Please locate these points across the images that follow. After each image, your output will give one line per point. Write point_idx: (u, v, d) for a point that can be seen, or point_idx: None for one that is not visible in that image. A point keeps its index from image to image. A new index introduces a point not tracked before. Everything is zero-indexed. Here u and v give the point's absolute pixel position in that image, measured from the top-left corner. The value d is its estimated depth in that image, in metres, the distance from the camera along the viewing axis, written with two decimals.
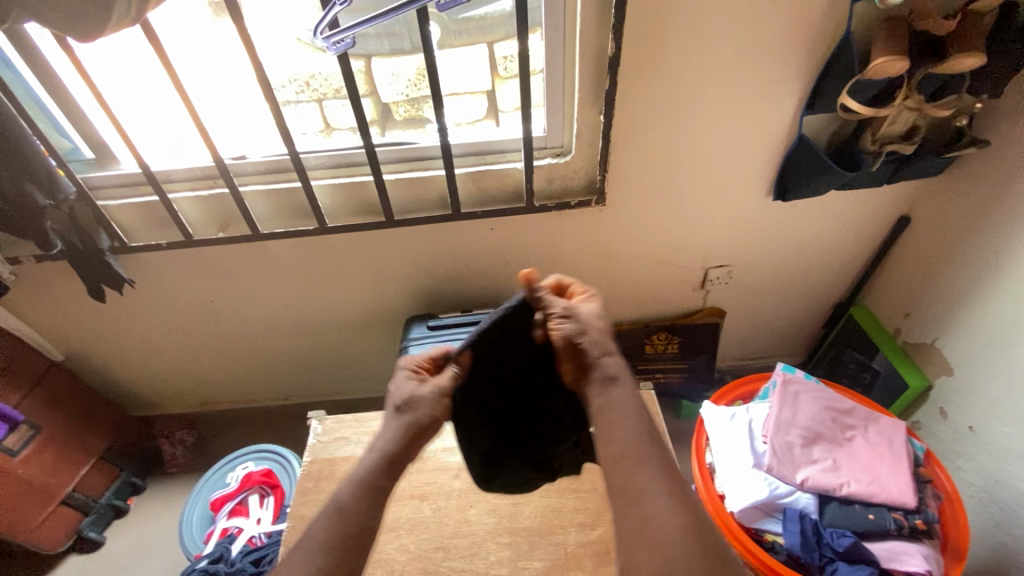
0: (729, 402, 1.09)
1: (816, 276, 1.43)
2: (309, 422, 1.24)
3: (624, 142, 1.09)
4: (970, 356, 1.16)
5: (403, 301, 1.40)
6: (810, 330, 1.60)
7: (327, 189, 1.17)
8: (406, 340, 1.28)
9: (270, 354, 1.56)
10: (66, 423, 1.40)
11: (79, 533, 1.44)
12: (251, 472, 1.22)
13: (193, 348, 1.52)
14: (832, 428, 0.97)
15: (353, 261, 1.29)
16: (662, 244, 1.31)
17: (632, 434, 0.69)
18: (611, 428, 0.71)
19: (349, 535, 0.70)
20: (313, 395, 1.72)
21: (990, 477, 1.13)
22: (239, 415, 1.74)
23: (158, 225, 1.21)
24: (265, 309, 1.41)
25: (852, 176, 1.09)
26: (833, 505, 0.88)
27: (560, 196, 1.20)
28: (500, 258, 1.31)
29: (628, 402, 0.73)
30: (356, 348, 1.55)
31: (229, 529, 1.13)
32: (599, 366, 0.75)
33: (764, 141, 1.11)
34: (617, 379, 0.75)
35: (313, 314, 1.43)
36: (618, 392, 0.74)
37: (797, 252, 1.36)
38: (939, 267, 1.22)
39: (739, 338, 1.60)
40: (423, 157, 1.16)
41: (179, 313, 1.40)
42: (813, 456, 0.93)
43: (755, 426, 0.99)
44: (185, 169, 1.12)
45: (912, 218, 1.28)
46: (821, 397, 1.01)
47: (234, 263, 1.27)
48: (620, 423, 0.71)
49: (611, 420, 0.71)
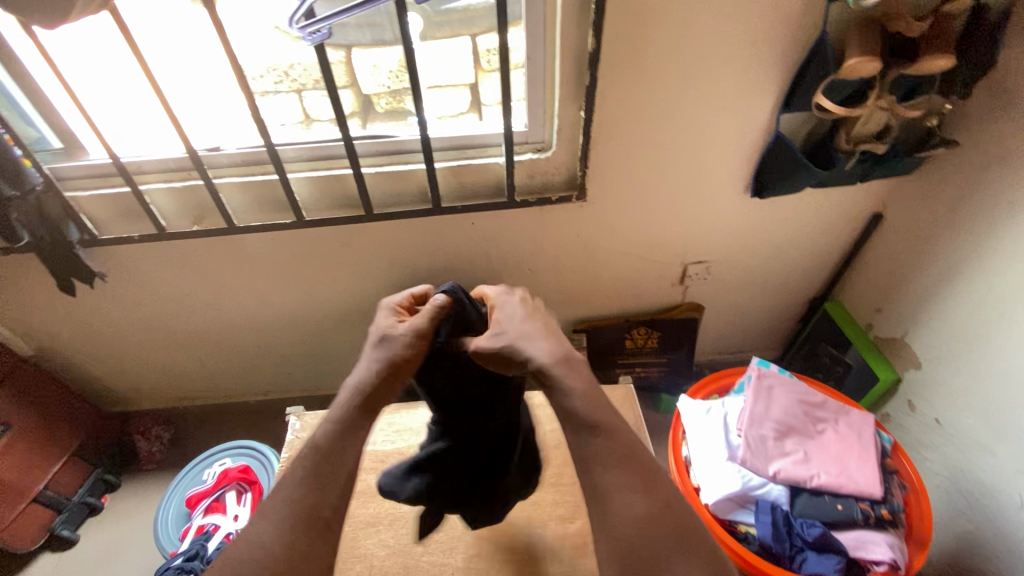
0: (705, 396, 1.11)
1: (792, 272, 1.46)
2: (287, 418, 1.23)
3: (604, 139, 1.09)
4: (937, 350, 1.19)
5: (384, 295, 1.39)
6: (785, 325, 1.63)
7: (306, 182, 1.15)
8: None
9: (249, 348, 1.54)
10: (37, 419, 1.37)
11: (51, 531, 1.41)
12: (228, 469, 1.21)
13: (170, 342, 1.49)
14: (804, 421, 0.99)
15: (332, 255, 1.28)
16: (642, 240, 1.32)
17: (577, 424, 0.68)
18: (566, 415, 0.69)
19: (291, 560, 0.63)
20: (292, 390, 1.70)
21: (954, 468, 1.17)
22: (217, 410, 1.72)
23: (131, 217, 1.18)
24: (243, 303, 1.39)
25: (825, 175, 1.11)
26: (804, 496, 0.91)
27: (541, 191, 1.20)
28: (481, 253, 1.31)
29: (553, 368, 0.70)
30: (336, 342, 1.53)
31: (205, 526, 1.11)
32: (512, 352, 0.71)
33: (742, 139, 1.13)
34: (532, 341, 0.72)
35: (293, 308, 1.42)
36: (539, 353, 0.71)
37: (773, 248, 1.39)
38: (910, 264, 1.25)
39: (718, 333, 1.62)
40: (404, 150, 1.15)
41: (154, 307, 1.37)
42: (785, 449, 0.95)
43: (729, 419, 1.01)
44: (158, 160, 1.09)
45: (885, 216, 1.31)
46: (794, 390, 1.03)
47: (209, 256, 1.25)
48: (573, 420, 0.69)
49: (557, 393, 0.69)
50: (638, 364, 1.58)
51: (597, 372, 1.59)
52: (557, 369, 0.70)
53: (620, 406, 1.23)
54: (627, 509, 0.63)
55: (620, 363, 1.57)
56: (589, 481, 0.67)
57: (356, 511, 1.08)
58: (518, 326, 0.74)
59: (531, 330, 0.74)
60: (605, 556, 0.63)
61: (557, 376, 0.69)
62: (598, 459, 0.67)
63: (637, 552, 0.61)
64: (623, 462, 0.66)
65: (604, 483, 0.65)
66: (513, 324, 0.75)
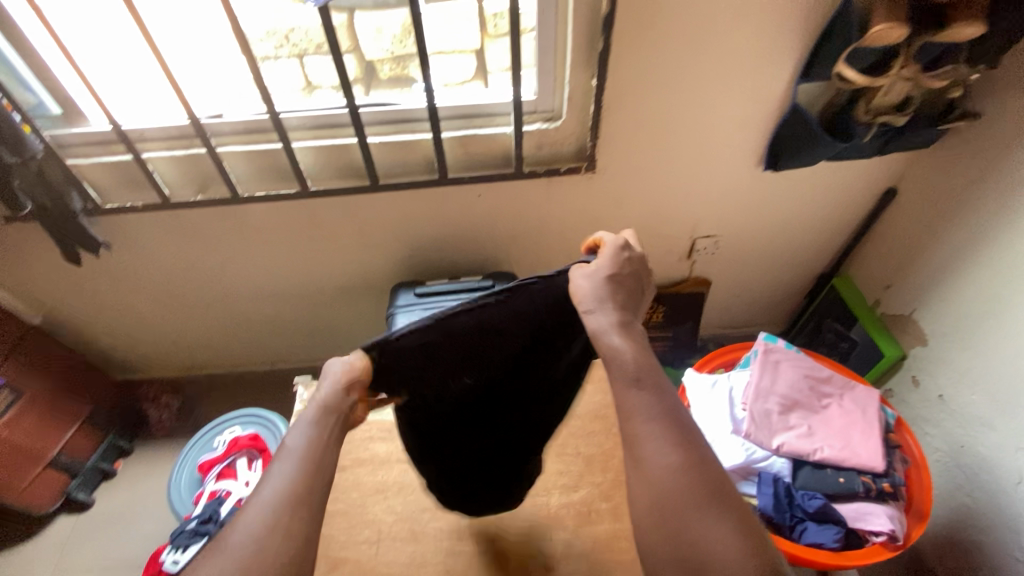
0: (711, 370, 1.12)
1: (800, 247, 1.44)
2: (294, 388, 1.25)
3: (615, 108, 1.06)
4: (945, 327, 1.19)
5: (389, 267, 1.39)
6: (791, 300, 1.63)
7: (310, 151, 1.13)
8: (393, 306, 1.28)
9: (255, 319, 1.54)
10: (48, 387, 1.39)
11: (67, 494, 1.45)
12: (237, 437, 1.22)
13: (177, 312, 1.50)
14: (809, 396, 1.00)
15: (337, 226, 1.27)
16: (651, 213, 1.30)
17: (623, 375, 0.61)
18: (614, 365, 0.62)
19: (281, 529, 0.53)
20: (299, 360, 1.72)
21: (955, 443, 1.18)
22: (225, 379, 1.74)
23: (134, 186, 1.17)
24: (249, 274, 1.39)
25: (846, 148, 1.09)
26: (806, 469, 0.92)
27: (549, 162, 1.18)
28: (487, 225, 1.29)
29: (609, 330, 0.64)
30: (341, 313, 1.54)
31: (218, 491, 1.13)
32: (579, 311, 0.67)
33: (757, 110, 1.10)
34: (601, 302, 0.66)
35: (298, 280, 1.42)
36: (595, 314, 0.65)
37: (783, 223, 1.37)
38: (922, 240, 1.24)
39: (723, 308, 1.62)
40: (409, 119, 1.12)
41: (161, 276, 1.37)
42: (789, 423, 0.96)
43: (734, 393, 1.02)
44: (158, 128, 1.07)
45: (899, 190, 1.29)
46: (800, 365, 1.04)
47: (214, 227, 1.24)
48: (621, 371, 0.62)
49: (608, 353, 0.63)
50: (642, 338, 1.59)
51: None
52: (610, 333, 0.64)
53: None
54: (660, 459, 0.55)
55: None
56: (626, 430, 0.59)
57: (365, 479, 1.10)
58: (595, 283, 0.67)
59: (605, 293, 0.67)
60: (638, 511, 0.55)
61: (613, 337, 0.63)
62: (639, 407, 0.59)
63: (664, 504, 0.54)
64: (667, 413, 0.59)
65: (640, 431, 0.58)
66: (597, 277, 0.68)
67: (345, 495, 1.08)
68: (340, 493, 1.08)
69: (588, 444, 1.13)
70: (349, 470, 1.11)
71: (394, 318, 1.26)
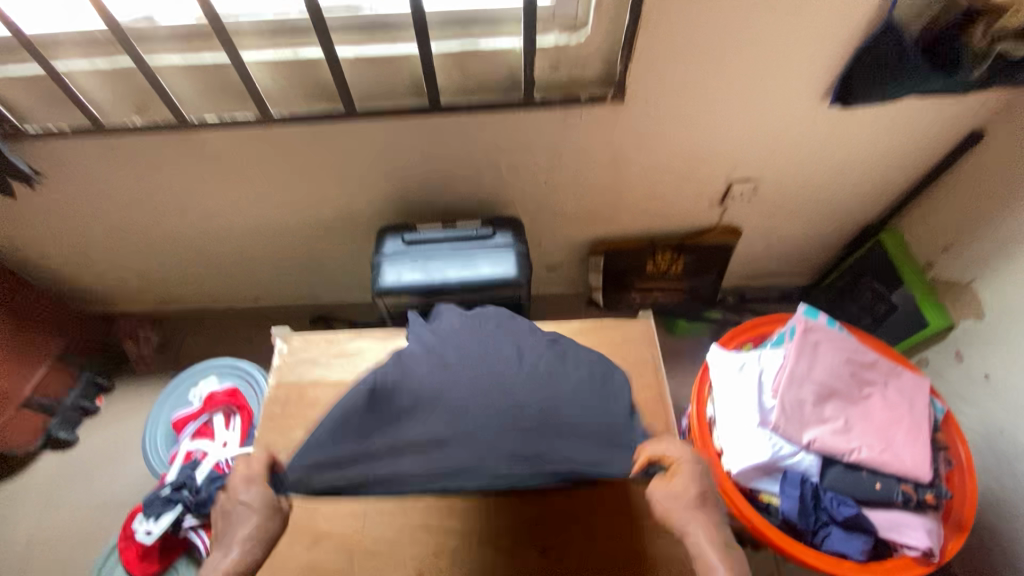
0: (738, 346, 0.98)
1: (851, 195, 1.24)
2: (272, 341, 1.14)
3: (654, 20, 0.82)
4: (1011, 302, 1.03)
5: (375, 207, 1.20)
6: (826, 252, 1.45)
7: (267, 65, 0.91)
8: (378, 255, 1.12)
9: (229, 255, 1.39)
10: (8, 327, 1.28)
11: (48, 433, 1.41)
12: (214, 392, 1.13)
13: (141, 247, 1.35)
14: (849, 384, 0.88)
15: (310, 160, 1.07)
16: (683, 152, 1.09)
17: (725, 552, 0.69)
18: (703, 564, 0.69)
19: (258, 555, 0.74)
20: (283, 299, 1.59)
21: (994, 426, 1.08)
22: (206, 314, 1.62)
23: (57, 105, 0.95)
24: (212, 209, 1.21)
25: (940, 85, 0.90)
26: (837, 468, 0.82)
27: (565, 88, 0.96)
28: (488, 162, 1.09)
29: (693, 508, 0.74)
30: (324, 252, 1.38)
31: (193, 452, 1.06)
32: (682, 515, 0.74)
33: (837, 28, 0.85)
34: (694, 517, 0.73)
35: (272, 217, 1.24)
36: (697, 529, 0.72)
37: (838, 168, 1.16)
38: (1005, 197, 1.04)
39: (752, 257, 1.45)
40: (389, 26, 0.88)
41: (111, 210, 1.20)
42: (824, 415, 0.85)
43: (765, 377, 0.89)
44: (72, 32, 0.85)
45: (987, 134, 1.06)
46: (843, 348, 0.90)
47: (163, 156, 1.04)
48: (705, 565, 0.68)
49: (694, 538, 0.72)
50: (656, 289, 1.46)
51: (611, 296, 1.48)
52: (708, 532, 0.71)
53: (638, 345, 1.11)
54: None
55: (637, 287, 1.45)
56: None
57: None
58: (692, 477, 0.76)
59: (700, 487, 0.76)
60: None
61: (708, 537, 0.71)
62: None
63: None
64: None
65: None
66: (695, 488, 0.76)
67: None
68: None
69: None
70: None
71: (381, 268, 1.11)
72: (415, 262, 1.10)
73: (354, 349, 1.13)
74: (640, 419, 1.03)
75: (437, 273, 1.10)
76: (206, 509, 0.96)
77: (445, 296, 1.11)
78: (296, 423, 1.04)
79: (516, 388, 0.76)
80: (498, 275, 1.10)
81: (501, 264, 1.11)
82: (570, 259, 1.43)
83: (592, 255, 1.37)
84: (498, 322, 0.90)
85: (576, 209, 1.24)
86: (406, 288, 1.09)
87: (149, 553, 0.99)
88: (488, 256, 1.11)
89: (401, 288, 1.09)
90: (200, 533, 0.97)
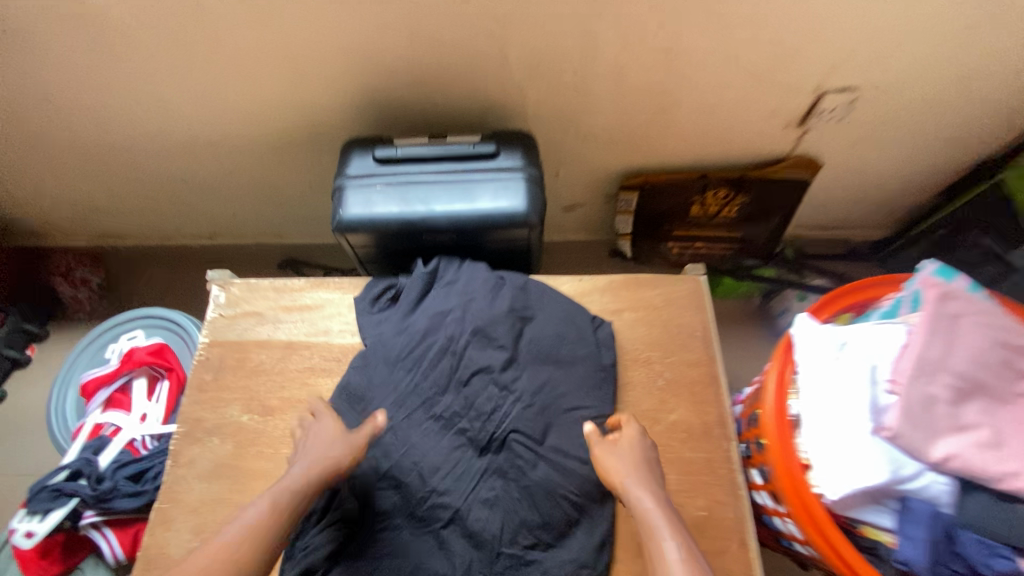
0: (832, 318, 0.70)
1: (975, 112, 0.94)
2: (207, 288, 0.88)
3: None
4: None
5: (346, 113, 0.92)
6: (917, 196, 1.15)
7: None
8: (342, 178, 0.83)
9: (170, 175, 1.12)
10: None
11: None
12: (134, 348, 0.87)
13: (59, 159, 1.08)
14: (1003, 375, 0.59)
15: (250, 36, 0.79)
16: (763, 36, 0.79)
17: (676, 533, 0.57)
18: (648, 534, 0.58)
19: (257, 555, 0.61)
20: (244, 236, 1.32)
21: None
22: (156, 253, 1.37)
23: None
24: (140, 107, 0.94)
25: None
26: (981, 497, 0.56)
27: None
28: (493, 46, 0.79)
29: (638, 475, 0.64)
30: (289, 176, 1.10)
31: (103, 426, 0.83)
32: (619, 482, 0.64)
33: None
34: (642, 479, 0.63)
35: (215, 122, 0.97)
36: (638, 494, 0.62)
37: (970, 68, 0.85)
38: None
39: (823, 199, 1.16)
40: None
41: (10, 101, 0.93)
42: (964, 420, 0.57)
43: (880, 365, 0.61)
44: None
45: None
46: (994, 323, 0.60)
47: (51, 22, 0.77)
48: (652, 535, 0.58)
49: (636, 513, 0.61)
50: (700, 238, 1.17)
51: (643, 244, 1.20)
52: (648, 500, 0.61)
53: (685, 308, 0.84)
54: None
55: (677, 235, 1.16)
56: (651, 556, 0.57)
57: None
58: (636, 450, 0.67)
59: (643, 455, 0.66)
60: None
61: (652, 506, 0.60)
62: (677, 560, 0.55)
63: None
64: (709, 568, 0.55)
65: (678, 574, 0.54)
66: (640, 452, 0.66)
67: (271, 450, 0.76)
68: (266, 447, 0.76)
69: (623, 400, 0.77)
70: (279, 414, 0.78)
71: (345, 194, 0.82)
72: (390, 185, 0.82)
73: (312, 302, 0.86)
74: (685, 406, 0.77)
75: (420, 203, 0.81)
76: (110, 505, 0.73)
77: (430, 234, 0.83)
78: (232, 394, 0.80)
79: (469, 411, 0.75)
80: (502, 208, 0.81)
81: (506, 193, 0.82)
82: (593, 196, 1.14)
83: (624, 190, 1.08)
84: (467, 297, 0.81)
85: (608, 123, 0.95)
86: (378, 222, 0.80)
87: (48, 551, 0.74)
88: (489, 182, 0.82)
89: (371, 222, 0.80)
90: (105, 533, 0.74)
